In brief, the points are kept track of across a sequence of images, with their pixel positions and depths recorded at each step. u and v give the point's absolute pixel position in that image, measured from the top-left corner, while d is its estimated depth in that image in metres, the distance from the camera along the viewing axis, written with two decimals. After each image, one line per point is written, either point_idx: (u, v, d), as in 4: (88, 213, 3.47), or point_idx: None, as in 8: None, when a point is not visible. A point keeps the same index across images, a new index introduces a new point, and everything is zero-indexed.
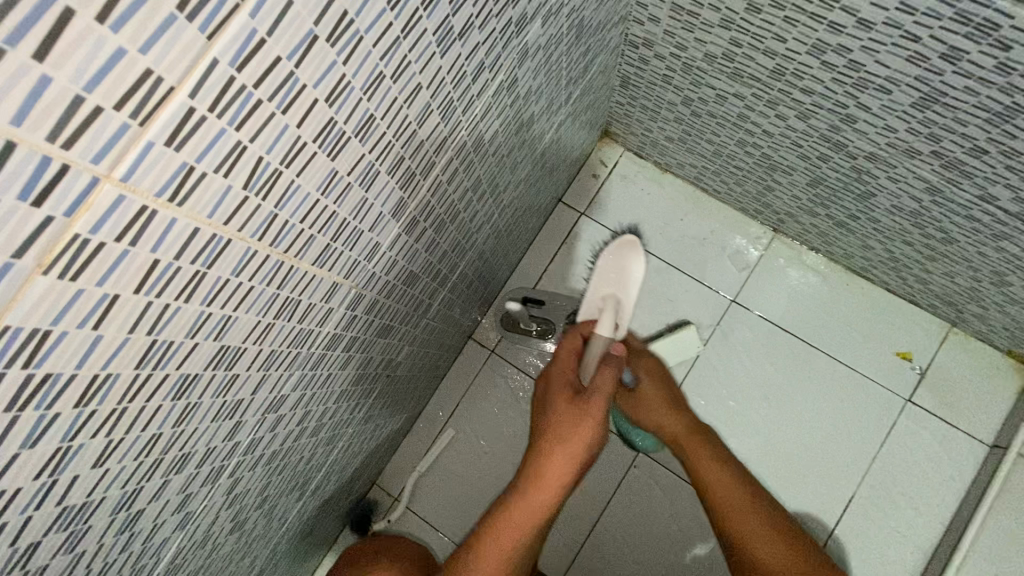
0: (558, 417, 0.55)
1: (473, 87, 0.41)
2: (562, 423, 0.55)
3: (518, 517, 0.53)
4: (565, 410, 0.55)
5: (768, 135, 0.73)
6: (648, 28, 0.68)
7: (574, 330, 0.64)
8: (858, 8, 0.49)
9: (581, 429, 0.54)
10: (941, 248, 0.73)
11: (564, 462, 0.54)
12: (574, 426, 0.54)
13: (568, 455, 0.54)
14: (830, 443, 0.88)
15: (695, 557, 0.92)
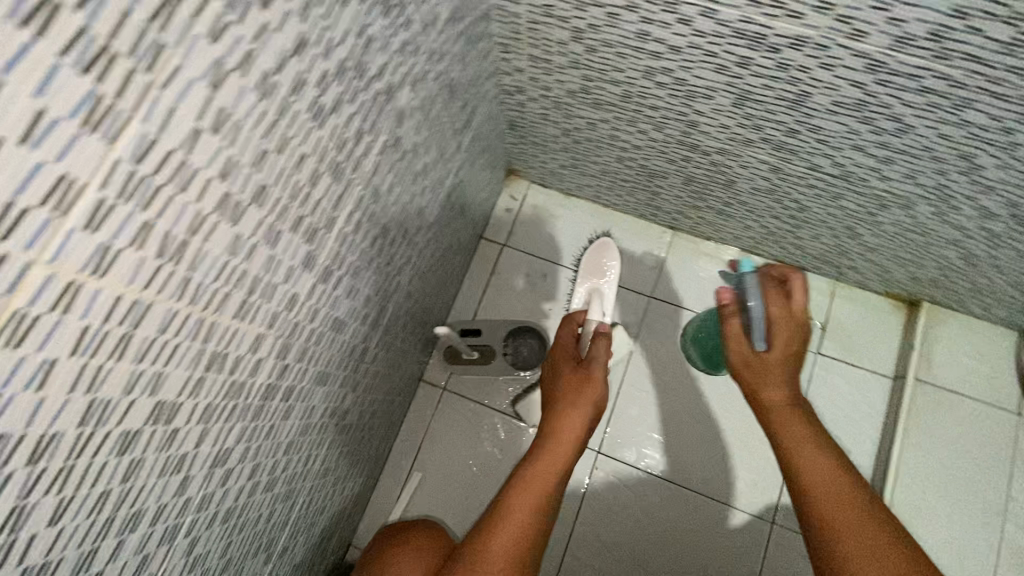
0: (566, 384, 0.73)
1: (357, 149, 0.49)
2: (572, 387, 0.72)
3: (542, 464, 0.65)
4: (573, 377, 0.73)
5: (639, 149, 0.84)
6: (516, 77, 0.79)
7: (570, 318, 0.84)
8: (665, 38, 0.61)
9: (589, 388, 0.72)
10: (802, 216, 0.85)
11: (576, 415, 0.69)
12: (583, 385, 0.72)
13: (579, 408, 0.70)
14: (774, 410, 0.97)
15: (677, 554, 0.94)
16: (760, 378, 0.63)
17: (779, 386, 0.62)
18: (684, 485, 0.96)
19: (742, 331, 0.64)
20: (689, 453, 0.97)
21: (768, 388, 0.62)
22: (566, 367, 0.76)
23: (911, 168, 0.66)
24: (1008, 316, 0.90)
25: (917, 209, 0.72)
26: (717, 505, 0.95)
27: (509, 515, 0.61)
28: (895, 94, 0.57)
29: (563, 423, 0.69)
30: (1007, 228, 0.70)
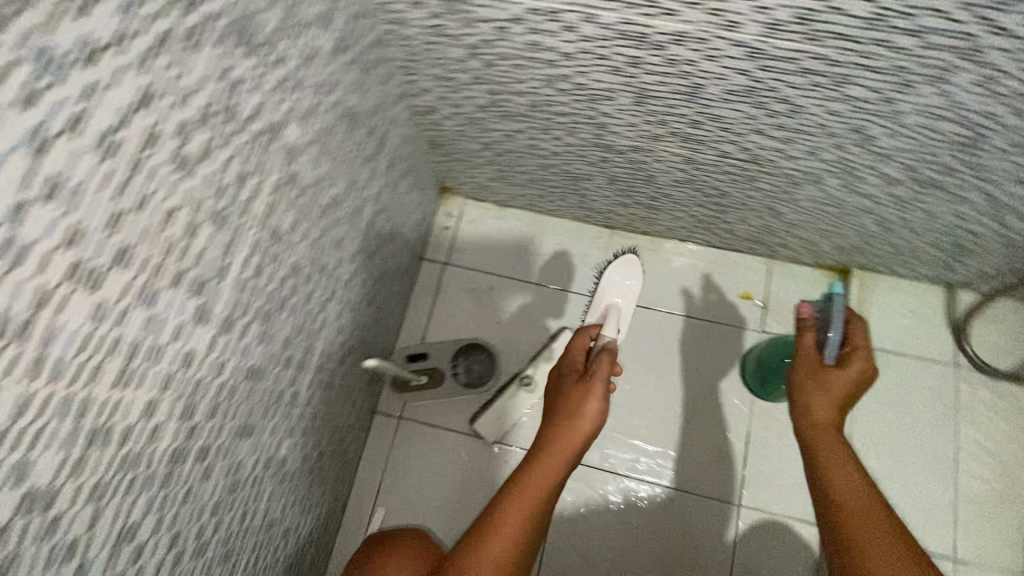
0: (570, 394, 0.73)
1: (242, 193, 0.47)
2: (576, 398, 0.72)
3: (535, 478, 0.68)
4: (572, 390, 0.73)
5: (558, 154, 0.86)
6: (425, 98, 0.78)
7: (582, 331, 0.80)
8: (555, 47, 0.62)
9: (586, 400, 0.71)
10: (724, 202, 0.87)
11: (574, 428, 0.70)
12: (578, 395, 0.72)
13: (581, 424, 0.70)
14: (730, 387, 1.00)
15: (669, 549, 0.93)
16: (813, 392, 0.68)
17: (829, 407, 0.67)
18: (685, 487, 0.95)
19: (812, 348, 0.71)
20: (651, 445, 0.98)
21: (813, 407, 0.68)
22: (573, 376, 0.75)
23: (812, 145, 0.68)
24: (933, 272, 0.93)
25: (826, 182, 0.74)
26: (710, 498, 0.94)
27: (504, 521, 0.66)
28: (780, 77, 0.58)
29: (563, 439, 0.70)
30: (911, 191, 0.72)
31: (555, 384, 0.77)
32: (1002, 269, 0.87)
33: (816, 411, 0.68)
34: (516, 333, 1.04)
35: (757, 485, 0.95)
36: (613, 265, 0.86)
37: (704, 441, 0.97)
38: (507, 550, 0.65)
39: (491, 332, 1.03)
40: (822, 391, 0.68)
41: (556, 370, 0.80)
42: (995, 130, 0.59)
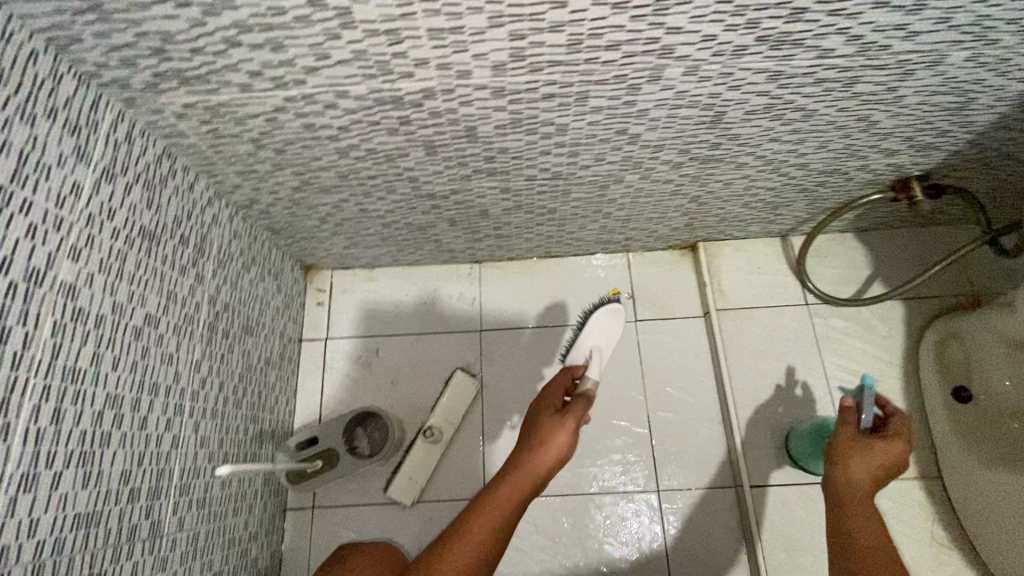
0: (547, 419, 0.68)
1: (7, 348, 0.48)
2: (552, 422, 0.67)
3: (505, 491, 0.63)
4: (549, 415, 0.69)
5: (391, 212, 0.90)
6: (241, 192, 0.80)
7: (568, 368, 0.78)
8: (327, 124, 0.66)
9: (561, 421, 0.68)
10: (558, 214, 0.93)
11: (547, 447, 0.65)
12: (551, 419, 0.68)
13: (552, 450, 0.65)
14: (666, 378, 1.03)
15: (691, 545, 0.94)
16: (856, 462, 0.69)
17: (868, 475, 0.68)
18: (695, 484, 0.97)
19: (855, 429, 0.72)
20: (583, 459, 1.00)
21: (852, 471, 0.69)
22: (551, 400, 0.71)
23: (595, 152, 0.75)
24: (761, 227, 1.03)
25: (627, 179, 0.82)
26: (719, 488, 0.96)
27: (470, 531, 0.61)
28: (531, 106, 0.64)
29: (536, 460, 0.65)
30: (698, 169, 0.80)
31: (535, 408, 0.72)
32: (812, 211, 0.97)
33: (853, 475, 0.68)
34: (413, 386, 1.06)
35: (705, 466, 0.98)
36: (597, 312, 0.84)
37: (611, 440, 1.00)
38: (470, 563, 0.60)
39: (387, 394, 1.05)
40: (861, 454, 0.69)
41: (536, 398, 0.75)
42: (727, 107, 0.67)
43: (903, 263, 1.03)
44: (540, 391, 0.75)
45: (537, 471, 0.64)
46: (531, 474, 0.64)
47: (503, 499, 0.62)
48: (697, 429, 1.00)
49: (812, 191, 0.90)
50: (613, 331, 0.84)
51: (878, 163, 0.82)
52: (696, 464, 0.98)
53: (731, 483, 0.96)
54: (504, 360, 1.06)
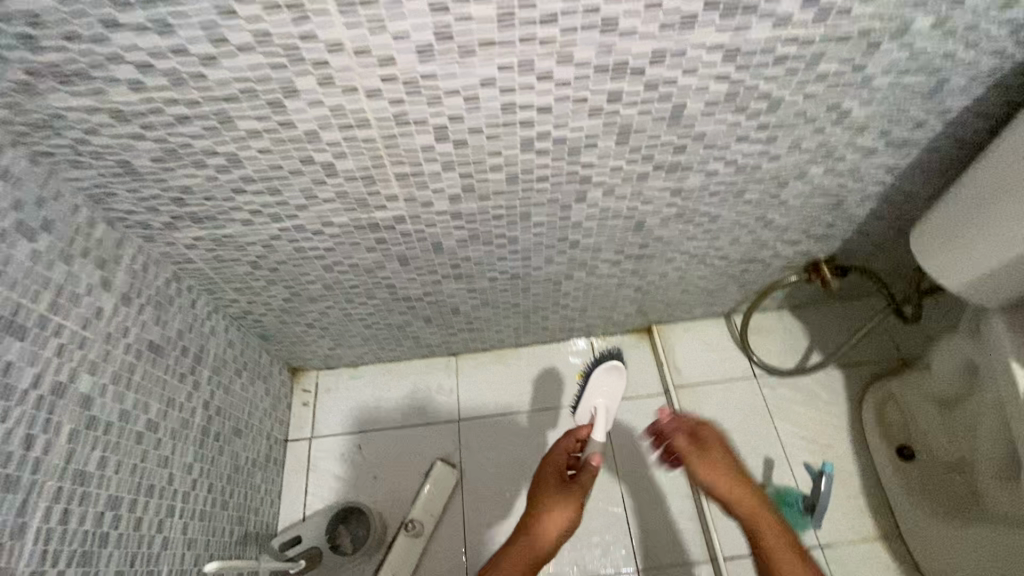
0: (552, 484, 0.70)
1: (31, 452, 0.55)
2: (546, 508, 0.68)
3: (539, 526, 0.67)
4: (557, 479, 0.71)
5: (371, 314, 1.00)
6: (237, 305, 0.91)
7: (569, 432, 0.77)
8: (315, 246, 0.79)
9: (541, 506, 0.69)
10: (522, 308, 1.05)
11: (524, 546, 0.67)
12: (540, 506, 0.69)
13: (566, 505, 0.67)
14: (635, 455, 1.09)
15: None
16: (709, 474, 0.67)
17: (724, 474, 0.66)
18: (653, 564, 0.99)
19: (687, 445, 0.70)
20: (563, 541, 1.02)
21: (717, 481, 0.66)
22: (550, 477, 0.71)
23: (545, 255, 0.88)
24: (704, 308, 1.16)
25: (575, 275, 0.95)
26: (675, 567, 0.99)
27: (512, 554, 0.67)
28: (485, 224, 0.78)
29: (555, 507, 0.68)
30: (634, 263, 0.94)
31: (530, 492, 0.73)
32: (743, 292, 1.10)
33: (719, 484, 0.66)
34: (395, 479, 1.10)
35: (655, 545, 1.01)
36: (595, 373, 0.79)
37: (588, 522, 1.03)
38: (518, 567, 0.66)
39: (370, 489, 1.09)
40: (709, 462, 0.68)
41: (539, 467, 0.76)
42: (645, 215, 0.82)
43: (834, 332, 1.15)
44: (545, 457, 0.76)
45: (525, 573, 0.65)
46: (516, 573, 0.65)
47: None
48: (668, 505, 1.04)
49: (739, 276, 1.04)
50: (617, 383, 0.80)
51: (787, 251, 0.96)
52: (670, 540, 1.01)
53: (705, 558, 0.99)
54: (483, 448, 1.12)
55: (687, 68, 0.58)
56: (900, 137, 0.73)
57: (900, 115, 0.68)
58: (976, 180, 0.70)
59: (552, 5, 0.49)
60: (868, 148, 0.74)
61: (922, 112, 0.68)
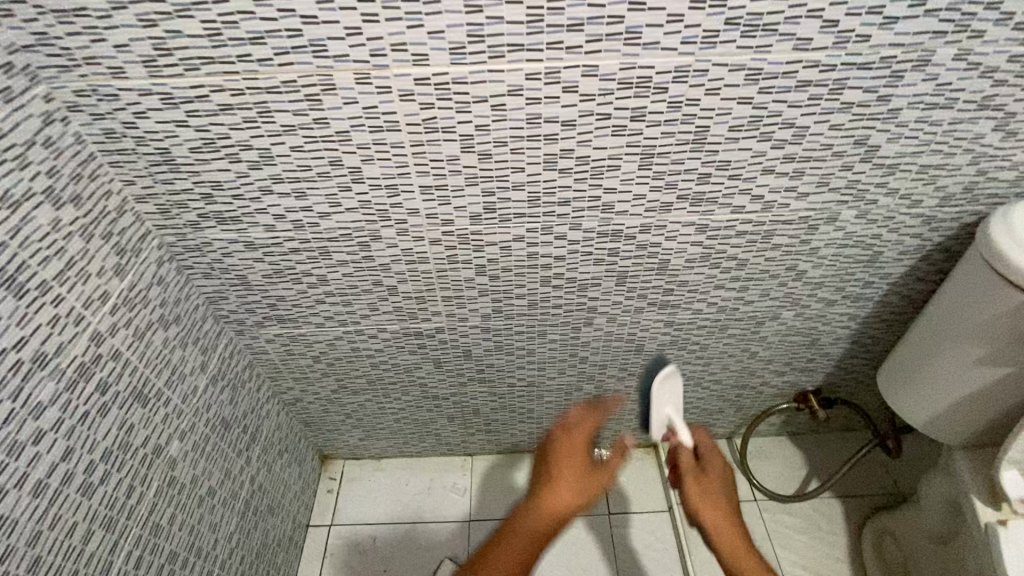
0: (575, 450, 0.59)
1: (128, 500, 0.68)
2: (574, 474, 0.57)
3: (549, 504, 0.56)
4: (581, 445, 0.60)
5: (401, 410, 1.13)
6: (292, 392, 1.06)
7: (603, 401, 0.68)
8: (368, 349, 0.95)
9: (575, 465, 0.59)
10: (536, 414, 1.17)
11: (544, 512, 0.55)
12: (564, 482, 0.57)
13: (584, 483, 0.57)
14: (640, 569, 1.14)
15: None
16: (701, 500, 0.64)
17: (719, 503, 0.64)
18: None
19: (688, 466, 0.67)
20: None
21: (707, 505, 0.63)
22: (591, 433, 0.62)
23: (558, 367, 1.03)
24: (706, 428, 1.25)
25: (584, 387, 1.09)
26: None
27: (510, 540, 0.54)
28: (508, 338, 0.94)
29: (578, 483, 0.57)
30: (637, 380, 1.07)
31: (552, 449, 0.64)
32: (743, 416, 1.20)
33: (707, 513, 0.63)
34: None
35: None
36: (655, 386, 0.76)
37: None
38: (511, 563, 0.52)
39: None
40: (704, 488, 0.65)
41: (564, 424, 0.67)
42: (644, 339, 0.97)
43: (830, 462, 1.21)
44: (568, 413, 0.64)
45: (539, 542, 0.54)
46: (532, 536, 0.54)
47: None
48: None
49: (735, 399, 1.15)
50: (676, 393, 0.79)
51: (775, 379, 1.08)
52: None
53: None
54: None
55: (669, 235, 0.77)
56: (858, 292, 0.88)
57: (852, 275, 0.84)
58: (902, 346, 0.85)
59: (568, 193, 0.70)
60: (830, 298, 0.89)
61: (868, 275, 0.84)
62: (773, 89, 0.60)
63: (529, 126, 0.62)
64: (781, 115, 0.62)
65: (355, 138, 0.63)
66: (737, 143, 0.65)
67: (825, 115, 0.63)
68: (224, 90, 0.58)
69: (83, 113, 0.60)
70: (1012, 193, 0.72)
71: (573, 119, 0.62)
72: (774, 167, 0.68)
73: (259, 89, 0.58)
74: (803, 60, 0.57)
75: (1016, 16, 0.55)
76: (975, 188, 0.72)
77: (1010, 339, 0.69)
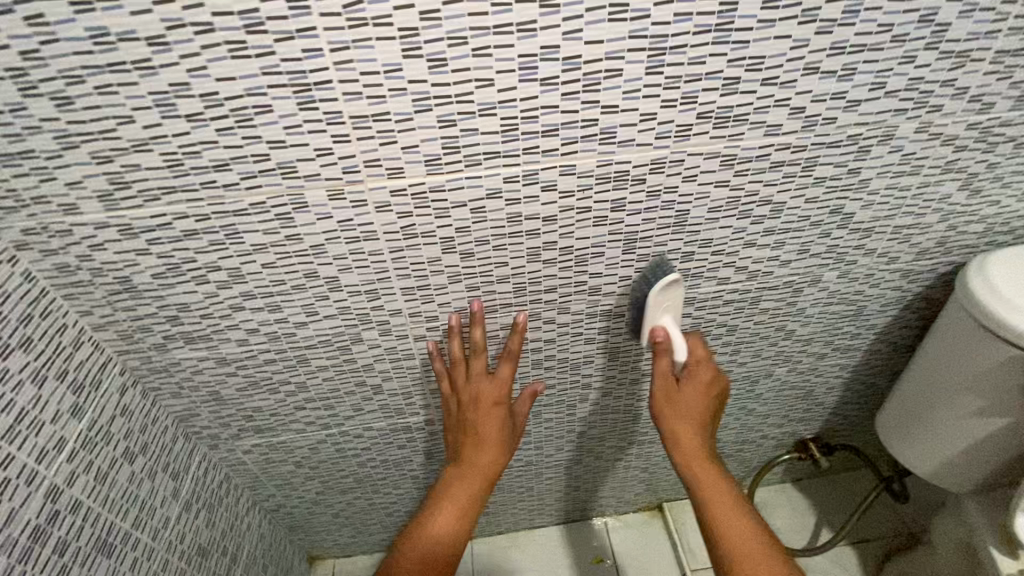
0: (482, 414, 0.72)
1: None
2: (489, 439, 0.72)
3: (467, 470, 0.71)
4: (485, 408, 0.72)
5: (393, 503, 1.07)
6: (275, 499, 0.99)
7: (507, 355, 0.72)
8: (355, 449, 0.90)
9: (480, 453, 0.71)
10: (536, 490, 1.12)
11: (454, 498, 0.69)
12: (479, 446, 0.71)
13: (493, 442, 0.72)
14: None
15: None
16: (673, 410, 0.70)
17: (689, 412, 0.70)
18: None
19: (665, 372, 0.70)
20: None
21: (674, 414, 0.70)
22: (495, 420, 0.72)
23: (555, 444, 0.99)
24: None
25: (584, 459, 1.05)
26: None
27: (447, 496, 0.69)
28: None
29: (487, 450, 0.71)
30: (636, 446, 1.04)
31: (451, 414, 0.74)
32: (744, 468, 1.18)
33: (672, 422, 0.70)
34: None
35: None
36: (654, 289, 0.66)
37: None
38: (450, 521, 0.68)
39: None
40: (676, 399, 0.70)
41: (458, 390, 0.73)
42: (641, 408, 0.95)
43: (836, 507, 1.19)
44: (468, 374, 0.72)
45: (462, 515, 0.69)
46: (463, 496, 0.69)
47: (427, 559, 0.65)
48: None
49: (736, 454, 1.12)
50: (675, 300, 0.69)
51: (774, 431, 1.07)
52: None
53: None
54: None
55: None
56: (847, 343, 0.88)
57: (839, 329, 0.85)
58: (898, 396, 0.85)
59: (554, 281, 0.69)
60: (820, 352, 0.89)
61: (855, 327, 0.85)
62: (748, 172, 0.60)
63: (510, 225, 0.61)
64: (758, 194, 0.63)
65: (331, 251, 0.60)
66: (717, 222, 0.65)
67: (799, 190, 0.63)
68: (188, 217, 0.55)
69: (33, 250, 0.56)
70: (982, 244, 0.74)
71: (553, 215, 0.61)
72: (755, 241, 0.68)
73: (226, 212, 0.55)
74: (774, 144, 0.58)
75: (969, 91, 0.57)
76: (947, 241, 0.73)
77: (1006, 391, 0.69)
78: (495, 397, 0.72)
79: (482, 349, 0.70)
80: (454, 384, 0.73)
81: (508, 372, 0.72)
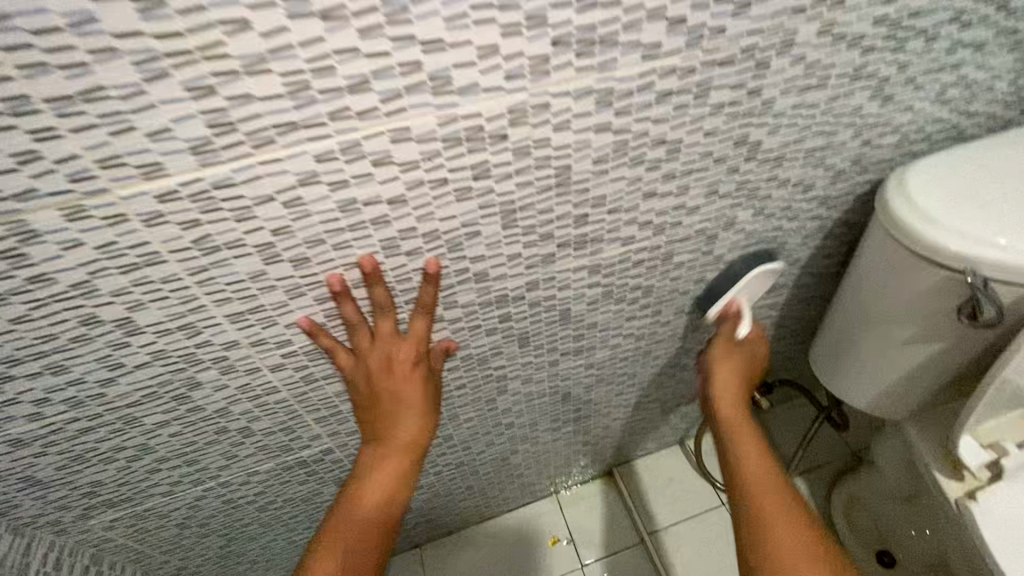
0: (394, 381, 0.59)
1: None
2: (408, 406, 0.59)
3: (390, 447, 0.59)
4: (399, 373, 0.59)
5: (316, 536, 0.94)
6: (169, 565, 0.85)
7: (420, 310, 0.57)
8: (246, 496, 0.77)
9: (399, 426, 0.59)
10: (475, 487, 1.04)
11: (372, 484, 0.58)
12: (401, 419, 0.59)
13: (416, 411, 0.59)
14: None
15: None
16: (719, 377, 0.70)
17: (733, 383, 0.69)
18: None
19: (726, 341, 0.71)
20: None
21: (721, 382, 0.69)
22: (413, 389, 0.59)
23: (483, 440, 0.90)
24: (657, 441, 1.17)
25: (519, 448, 0.96)
26: None
27: (369, 484, 0.58)
28: None
29: (410, 424, 0.59)
30: (574, 424, 0.97)
31: (354, 387, 0.60)
32: (688, 420, 1.13)
33: (718, 392, 0.69)
34: None
35: None
36: (751, 272, 0.70)
37: None
38: (377, 513, 0.57)
39: None
40: (723, 369, 0.70)
41: (359, 355, 0.58)
42: (568, 387, 0.86)
43: (781, 440, 1.18)
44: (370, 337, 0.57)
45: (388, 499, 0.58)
46: (387, 476, 0.58)
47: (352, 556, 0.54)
48: None
49: (678, 409, 1.07)
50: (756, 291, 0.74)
51: None
52: None
53: None
54: None
55: (560, 285, 0.65)
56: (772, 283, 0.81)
57: None
58: (829, 331, 0.80)
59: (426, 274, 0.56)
60: None
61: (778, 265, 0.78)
62: (632, 109, 0.49)
63: (345, 217, 0.47)
64: (649, 134, 0.52)
65: (106, 287, 0.45)
66: (607, 175, 0.54)
67: (696, 123, 0.53)
68: None
69: None
70: (897, 157, 0.67)
71: (399, 196, 0.47)
72: (655, 190, 0.58)
73: None
74: (656, 70, 0.47)
75: None
76: (862, 159, 0.66)
77: (936, 316, 0.64)
78: (411, 359, 0.59)
79: (386, 307, 0.55)
80: (356, 351, 0.57)
81: (423, 327, 0.58)
